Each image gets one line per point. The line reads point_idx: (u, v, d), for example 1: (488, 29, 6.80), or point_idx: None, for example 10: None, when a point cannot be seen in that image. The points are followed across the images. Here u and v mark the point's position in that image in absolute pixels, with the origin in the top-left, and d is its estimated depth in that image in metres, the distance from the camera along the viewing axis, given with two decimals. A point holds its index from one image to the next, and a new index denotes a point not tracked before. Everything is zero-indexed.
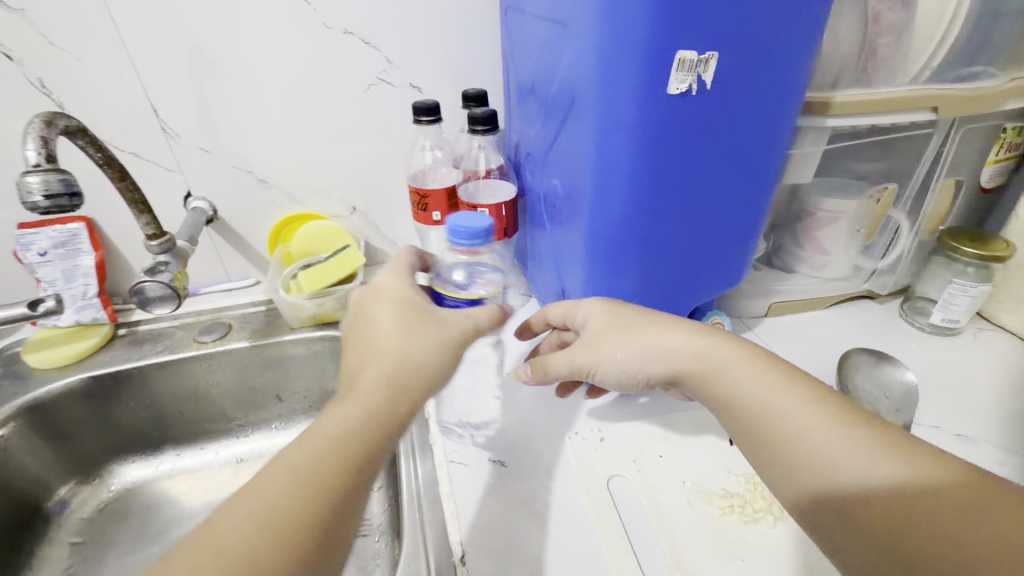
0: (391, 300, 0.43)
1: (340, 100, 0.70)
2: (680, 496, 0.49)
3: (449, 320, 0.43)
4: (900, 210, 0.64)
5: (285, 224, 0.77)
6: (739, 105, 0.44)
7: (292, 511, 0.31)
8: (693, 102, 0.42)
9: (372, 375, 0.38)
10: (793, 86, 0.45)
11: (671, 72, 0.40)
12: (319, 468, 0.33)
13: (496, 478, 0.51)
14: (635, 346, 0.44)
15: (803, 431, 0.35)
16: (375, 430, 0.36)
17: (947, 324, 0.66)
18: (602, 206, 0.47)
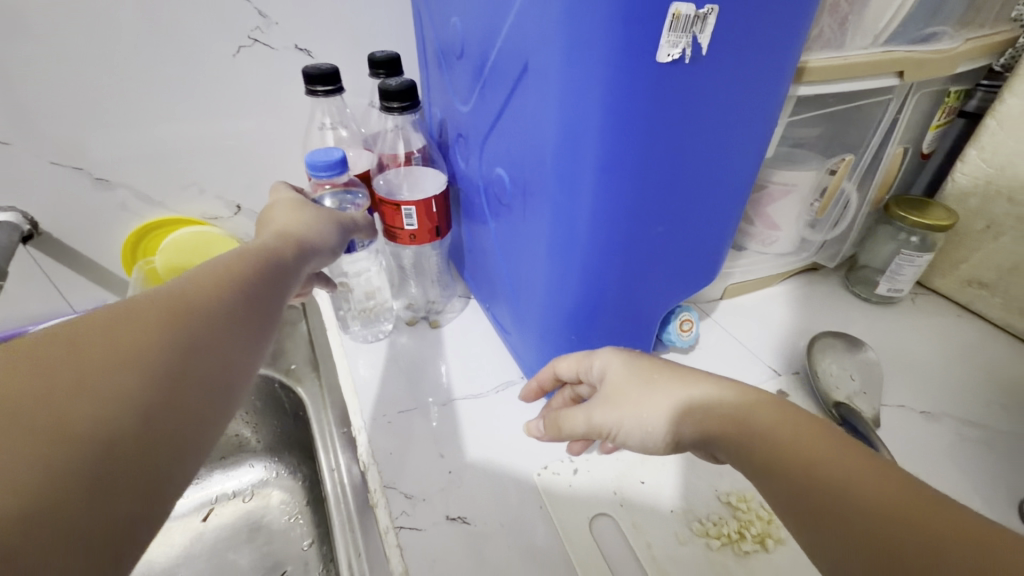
0: (278, 215, 0.45)
1: (200, 68, 0.53)
2: (672, 529, 0.43)
3: (321, 229, 0.45)
4: (852, 182, 0.62)
5: (142, 234, 0.61)
6: (730, 78, 0.36)
7: (130, 358, 0.26)
8: (681, 74, 0.33)
9: (229, 263, 0.36)
10: (786, 54, 0.38)
11: (662, 30, 0.30)
12: (169, 322, 0.29)
13: (458, 542, 0.42)
14: (664, 402, 0.35)
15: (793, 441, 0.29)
16: (240, 307, 0.33)
17: (891, 293, 0.66)
18: (568, 209, 0.38)
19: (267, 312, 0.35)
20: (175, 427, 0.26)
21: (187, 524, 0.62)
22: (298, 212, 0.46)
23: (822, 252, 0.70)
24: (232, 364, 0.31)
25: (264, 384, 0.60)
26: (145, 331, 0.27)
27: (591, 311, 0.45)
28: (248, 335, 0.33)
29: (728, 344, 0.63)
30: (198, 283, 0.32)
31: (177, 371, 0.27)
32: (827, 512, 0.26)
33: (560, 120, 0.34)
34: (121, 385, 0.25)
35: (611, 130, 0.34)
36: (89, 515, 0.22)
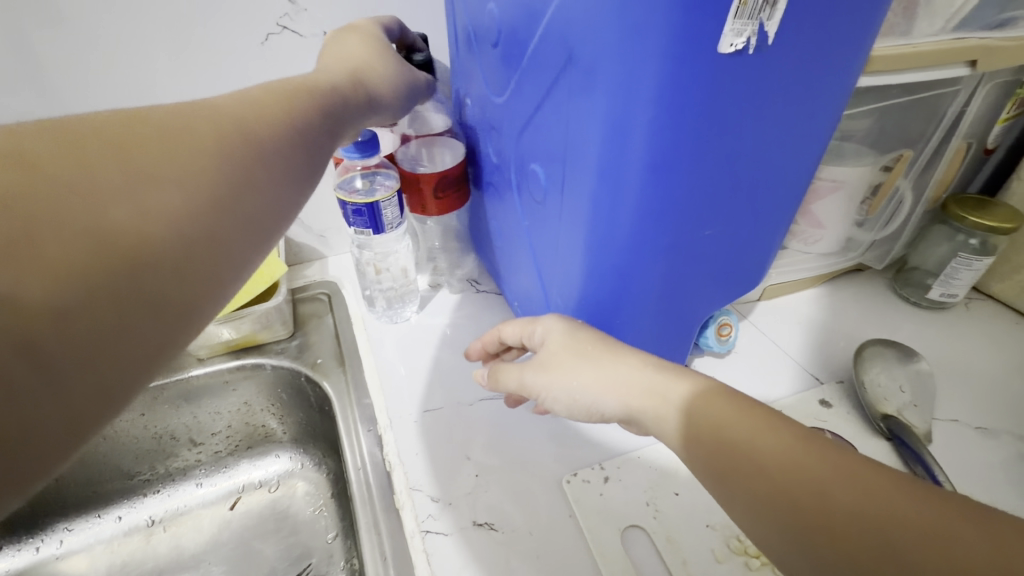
0: (338, 46, 0.43)
1: (230, 55, 0.52)
2: (709, 543, 0.42)
3: (392, 80, 0.43)
4: (907, 179, 0.58)
5: None
6: (793, 71, 0.33)
7: (165, 183, 0.25)
8: (742, 66, 0.31)
9: (247, 110, 0.31)
10: (853, 46, 0.35)
11: (729, 17, 0.28)
12: (206, 158, 0.27)
13: (483, 549, 0.41)
14: (592, 374, 0.37)
15: (773, 465, 0.29)
16: (287, 151, 0.32)
17: (944, 298, 0.62)
18: (612, 209, 0.36)
19: (307, 167, 0.34)
20: (213, 252, 0.27)
21: (215, 513, 0.62)
22: (345, 45, 0.43)
23: (869, 252, 0.66)
24: (273, 209, 0.31)
25: (290, 377, 0.59)
26: (176, 165, 0.26)
27: (627, 317, 0.43)
28: (284, 188, 0.32)
29: (767, 348, 0.59)
30: (216, 128, 0.29)
31: (222, 202, 0.27)
32: (806, 521, 0.27)
33: (607, 113, 0.32)
34: (160, 196, 0.25)
35: (663, 126, 0.31)
36: (124, 325, 0.23)
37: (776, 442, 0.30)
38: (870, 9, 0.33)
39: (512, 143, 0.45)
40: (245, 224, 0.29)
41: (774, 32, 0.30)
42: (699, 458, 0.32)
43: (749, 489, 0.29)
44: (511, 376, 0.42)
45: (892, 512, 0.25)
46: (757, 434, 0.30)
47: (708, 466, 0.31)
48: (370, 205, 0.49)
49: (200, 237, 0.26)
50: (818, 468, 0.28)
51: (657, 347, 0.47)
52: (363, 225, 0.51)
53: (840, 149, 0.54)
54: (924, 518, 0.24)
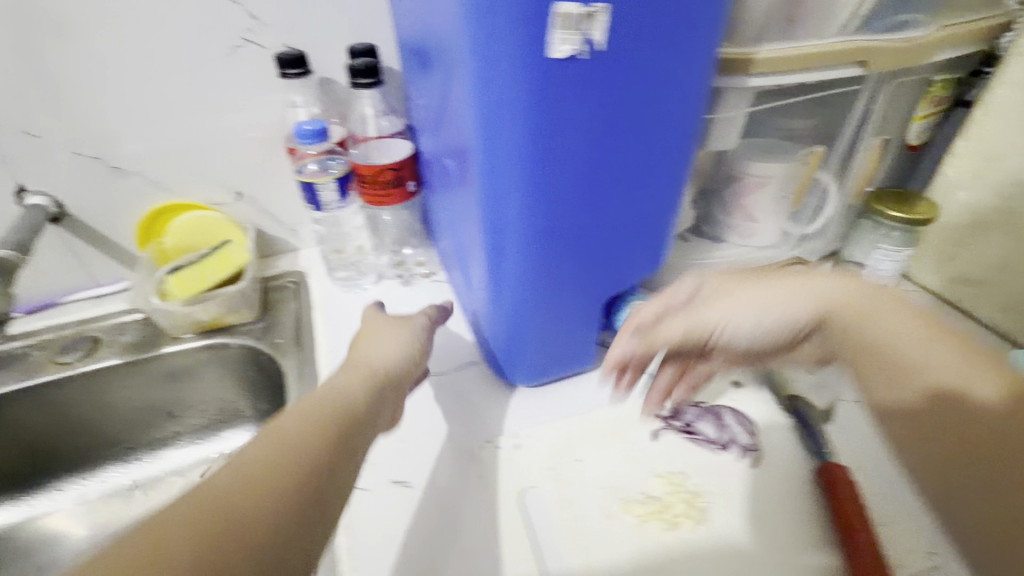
0: (369, 343, 0.49)
1: (199, 67, 0.59)
2: (598, 504, 0.46)
3: (397, 354, 0.48)
4: (827, 172, 0.61)
5: (154, 218, 0.66)
6: (644, 76, 0.36)
7: (229, 481, 0.31)
8: (589, 69, 0.35)
9: (294, 413, 0.38)
10: (707, 54, 0.38)
11: (554, 29, 0.32)
12: (260, 493, 0.31)
13: (396, 502, 0.46)
14: (766, 293, 0.44)
15: (895, 339, 0.40)
16: (319, 453, 0.35)
17: (872, 288, 0.65)
18: (499, 197, 0.40)
19: (343, 460, 0.36)
20: (299, 533, 0.31)
21: (187, 482, 0.68)
22: (380, 342, 0.49)
23: (805, 246, 0.68)
24: (339, 483, 0.35)
25: (252, 356, 0.64)
26: (255, 477, 0.31)
27: (529, 296, 0.47)
28: (343, 457, 0.36)
29: None
30: (284, 431, 0.36)
31: (299, 486, 0.32)
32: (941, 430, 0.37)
33: (482, 116, 0.36)
34: (230, 498, 0.30)
35: (521, 122, 0.36)
36: None
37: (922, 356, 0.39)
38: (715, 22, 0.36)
39: (435, 139, 0.50)
40: (317, 490, 0.33)
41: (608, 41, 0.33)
42: (833, 325, 0.43)
43: (888, 413, 0.41)
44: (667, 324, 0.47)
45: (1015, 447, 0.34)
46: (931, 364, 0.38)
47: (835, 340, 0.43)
48: (306, 184, 0.58)
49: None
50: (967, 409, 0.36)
51: (560, 327, 0.51)
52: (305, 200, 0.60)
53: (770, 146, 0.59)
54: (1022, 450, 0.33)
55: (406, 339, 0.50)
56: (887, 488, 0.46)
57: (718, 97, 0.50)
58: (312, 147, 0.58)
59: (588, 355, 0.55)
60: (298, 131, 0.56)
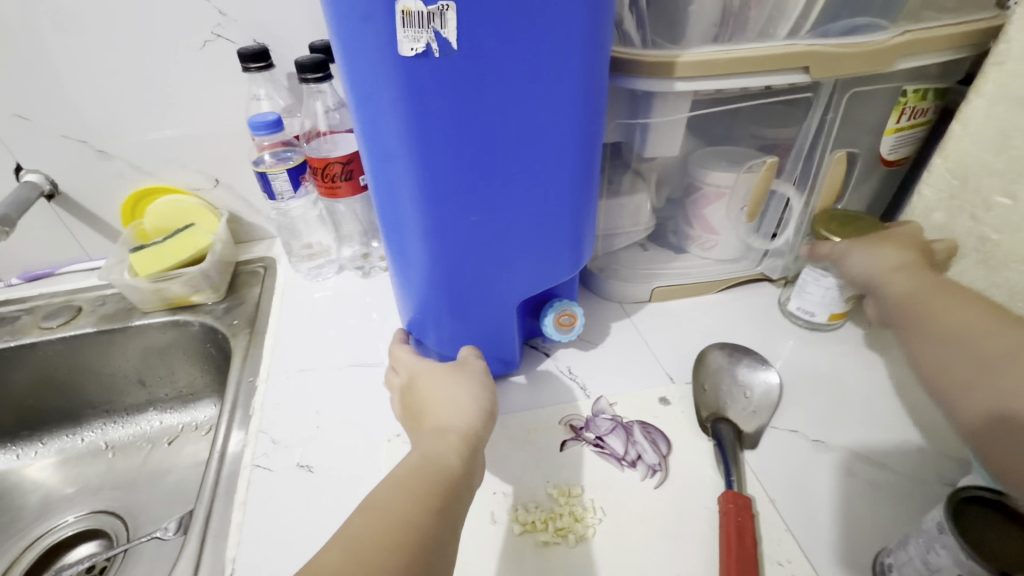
0: (442, 394, 0.46)
1: (175, 60, 0.63)
2: (486, 508, 0.45)
3: (464, 403, 0.45)
4: (786, 183, 0.57)
5: (137, 198, 0.71)
6: (519, 73, 0.36)
7: (340, 553, 0.32)
8: (452, 68, 0.35)
9: (395, 486, 0.37)
10: (586, 48, 0.38)
11: (402, 28, 0.33)
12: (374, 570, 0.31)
13: (295, 484, 0.48)
14: (881, 261, 0.49)
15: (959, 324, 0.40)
16: (421, 530, 0.35)
17: (804, 314, 0.60)
18: (394, 196, 0.41)
19: (448, 528, 0.36)
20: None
21: (154, 449, 0.71)
22: (445, 388, 0.46)
23: (768, 263, 0.65)
24: (443, 549, 0.35)
25: (211, 334, 0.68)
26: (367, 554, 0.32)
27: (439, 297, 0.48)
28: (444, 529, 0.36)
29: (635, 346, 0.60)
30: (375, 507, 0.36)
31: (410, 561, 0.32)
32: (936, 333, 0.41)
33: (360, 115, 0.37)
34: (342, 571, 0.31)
35: (390, 121, 0.37)
36: None
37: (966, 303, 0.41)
38: (584, 15, 0.36)
39: None
40: (426, 561, 0.33)
41: (465, 38, 0.34)
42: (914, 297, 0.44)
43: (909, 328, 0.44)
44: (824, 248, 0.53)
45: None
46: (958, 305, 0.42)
47: (892, 311, 0.46)
48: (258, 173, 0.61)
49: None
50: (978, 329, 0.39)
51: (476, 331, 0.51)
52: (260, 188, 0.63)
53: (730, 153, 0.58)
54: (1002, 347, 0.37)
55: (468, 385, 0.47)
56: (794, 523, 0.43)
57: (650, 101, 0.49)
58: (266, 138, 0.60)
59: (512, 360, 0.55)
60: (251, 122, 0.58)
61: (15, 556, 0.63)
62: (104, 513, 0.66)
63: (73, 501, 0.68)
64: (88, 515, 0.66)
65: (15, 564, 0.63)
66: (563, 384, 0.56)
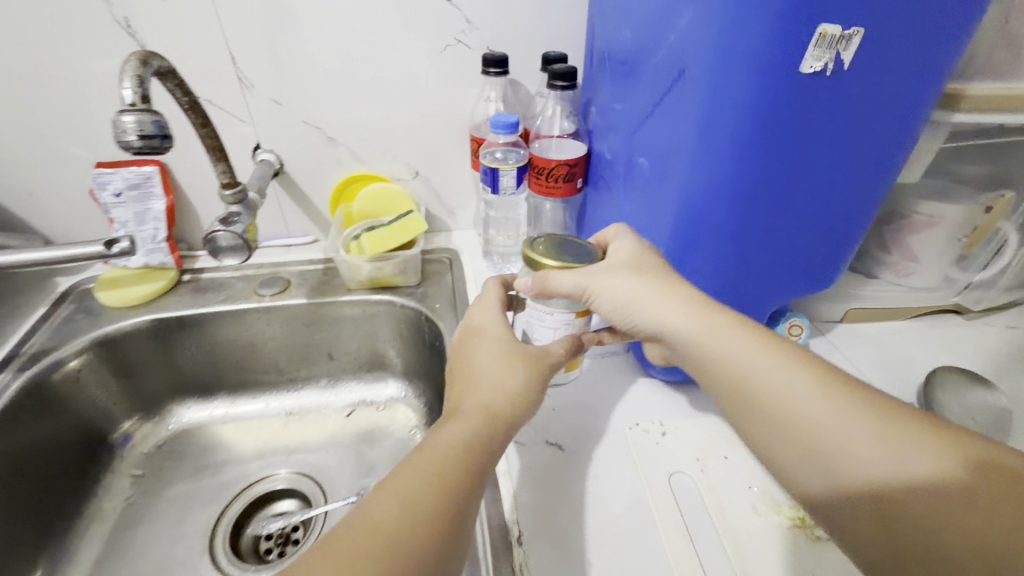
0: (476, 360, 0.46)
1: (416, 60, 0.68)
2: (746, 501, 0.47)
3: (507, 383, 0.44)
4: (1011, 222, 0.60)
5: (349, 183, 0.76)
6: (868, 98, 0.41)
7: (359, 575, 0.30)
8: (825, 84, 0.39)
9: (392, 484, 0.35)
10: (925, 86, 0.41)
11: (810, 46, 0.36)
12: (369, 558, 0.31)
13: (552, 461, 0.51)
14: (645, 289, 0.44)
15: (797, 400, 0.38)
16: (437, 514, 0.34)
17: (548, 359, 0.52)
18: (698, 189, 0.44)
19: (466, 502, 0.37)
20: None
21: (340, 419, 0.76)
22: (483, 357, 0.46)
23: (966, 295, 0.67)
24: (461, 523, 0.35)
25: (412, 316, 0.72)
26: (394, 533, 0.33)
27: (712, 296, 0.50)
28: (466, 502, 0.36)
29: (839, 364, 0.62)
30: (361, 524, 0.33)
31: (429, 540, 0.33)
32: (798, 438, 0.37)
33: (704, 115, 0.41)
34: (368, 553, 0.31)
35: (748, 127, 0.40)
36: None
37: (768, 365, 0.40)
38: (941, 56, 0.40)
39: (625, 140, 0.55)
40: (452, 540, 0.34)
41: (851, 63, 0.38)
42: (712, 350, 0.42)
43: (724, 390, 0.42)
44: (558, 277, 0.46)
45: (888, 420, 0.35)
46: (797, 380, 0.39)
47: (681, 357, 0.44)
48: (492, 168, 0.65)
49: None
50: (800, 403, 0.38)
51: None
52: (486, 182, 0.67)
53: (946, 188, 0.59)
54: (928, 438, 0.34)
55: (512, 356, 0.45)
56: None
57: None
58: (502, 137, 0.66)
59: None
60: (495, 120, 0.64)
61: (224, 505, 0.67)
62: (303, 474, 0.70)
63: (270, 460, 0.72)
64: (293, 473, 0.70)
65: (226, 512, 0.66)
66: None
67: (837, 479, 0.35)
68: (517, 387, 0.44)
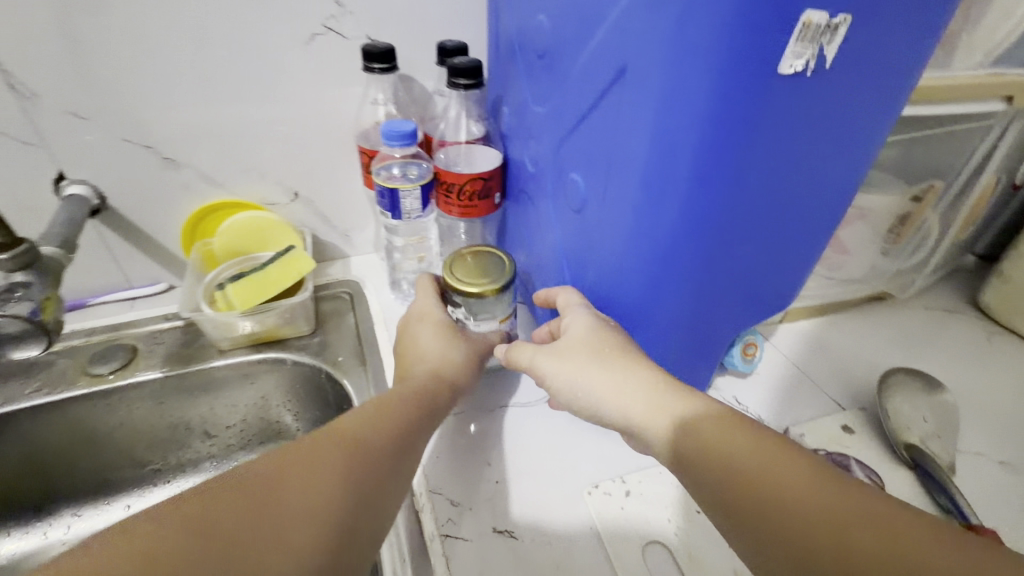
0: (415, 343, 0.51)
1: (273, 54, 0.53)
2: (728, 565, 0.41)
3: (451, 356, 0.49)
4: (936, 210, 0.59)
5: (205, 214, 0.60)
6: (847, 101, 0.33)
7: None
8: (803, 87, 0.30)
9: (304, 475, 0.34)
10: (903, 83, 0.34)
11: (791, 39, 0.28)
12: (323, 471, 0.34)
13: (502, 556, 0.41)
14: (598, 376, 0.39)
15: (779, 489, 0.29)
16: (382, 450, 0.38)
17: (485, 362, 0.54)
18: (652, 217, 0.35)
19: (409, 443, 0.40)
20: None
21: None
22: (424, 336, 0.51)
23: (892, 281, 0.66)
24: (401, 463, 0.39)
25: (309, 374, 0.58)
26: (342, 460, 0.35)
27: (674, 337, 0.42)
28: (410, 443, 0.40)
29: (789, 372, 0.59)
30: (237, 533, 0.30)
31: (373, 463, 0.37)
32: (774, 533, 0.29)
33: (658, 128, 0.32)
34: (316, 476, 0.34)
35: (713, 146, 0.31)
36: None
37: (740, 444, 0.32)
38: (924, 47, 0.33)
39: (552, 151, 0.45)
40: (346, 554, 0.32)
41: (834, 60, 0.30)
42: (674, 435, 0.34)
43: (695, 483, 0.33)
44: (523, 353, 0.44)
45: (899, 525, 0.26)
46: (775, 462, 0.31)
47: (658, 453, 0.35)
48: (391, 190, 0.53)
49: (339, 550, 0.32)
50: (784, 493, 0.29)
51: (688, 365, 0.46)
52: (384, 206, 0.54)
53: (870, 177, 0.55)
54: (952, 552, 0.24)
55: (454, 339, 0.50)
56: None
57: None
58: (397, 149, 0.53)
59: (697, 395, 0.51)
60: (387, 130, 0.51)
61: None
62: None
63: None
64: None
65: None
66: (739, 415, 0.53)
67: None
68: (457, 355, 0.49)
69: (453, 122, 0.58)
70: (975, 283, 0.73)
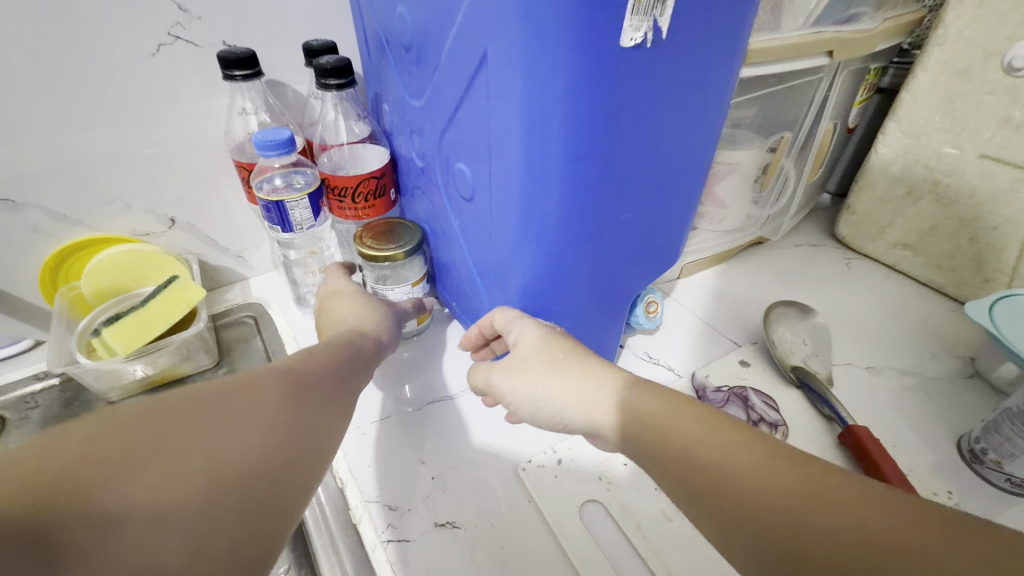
0: (332, 308, 0.51)
1: (115, 71, 0.48)
2: (657, 506, 0.45)
3: (374, 314, 0.50)
4: (790, 158, 0.66)
5: (67, 255, 0.54)
6: (691, 66, 0.36)
7: (189, 476, 0.26)
8: (648, 57, 0.33)
9: (248, 382, 0.33)
10: (736, 43, 0.38)
11: (626, 14, 0.30)
12: (270, 389, 0.33)
13: (448, 550, 0.41)
14: (556, 379, 0.39)
15: (720, 460, 0.30)
16: (324, 382, 0.38)
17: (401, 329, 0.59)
18: (538, 194, 0.37)
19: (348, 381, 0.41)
20: (278, 490, 0.30)
21: None
22: (342, 303, 0.51)
23: (766, 227, 0.74)
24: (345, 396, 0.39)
25: None
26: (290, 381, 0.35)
27: (578, 305, 0.45)
28: (350, 381, 0.41)
29: (689, 321, 0.64)
30: (186, 433, 0.28)
31: (317, 388, 0.37)
32: (714, 506, 0.29)
33: (526, 109, 0.33)
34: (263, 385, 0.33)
35: (581, 117, 0.33)
36: (200, 483, 0.26)
37: (682, 424, 0.32)
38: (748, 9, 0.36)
39: (435, 144, 0.46)
40: (301, 456, 0.32)
41: (669, 30, 0.32)
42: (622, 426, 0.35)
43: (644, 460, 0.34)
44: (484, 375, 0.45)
45: (846, 500, 0.26)
46: (720, 445, 0.31)
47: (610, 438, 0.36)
48: (276, 202, 0.50)
49: (296, 451, 0.32)
50: (725, 462, 0.30)
51: (597, 331, 0.49)
52: (272, 221, 0.51)
53: (732, 135, 0.60)
54: (881, 512, 0.25)
55: (370, 307, 0.51)
56: (890, 437, 0.51)
57: None
58: (276, 159, 0.51)
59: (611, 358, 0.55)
60: (261, 140, 0.48)
61: None
62: None
63: None
64: None
65: None
66: (649, 369, 0.57)
67: (766, 556, 0.27)
68: (377, 313, 0.51)
69: (332, 125, 0.56)
70: (831, 218, 0.83)
